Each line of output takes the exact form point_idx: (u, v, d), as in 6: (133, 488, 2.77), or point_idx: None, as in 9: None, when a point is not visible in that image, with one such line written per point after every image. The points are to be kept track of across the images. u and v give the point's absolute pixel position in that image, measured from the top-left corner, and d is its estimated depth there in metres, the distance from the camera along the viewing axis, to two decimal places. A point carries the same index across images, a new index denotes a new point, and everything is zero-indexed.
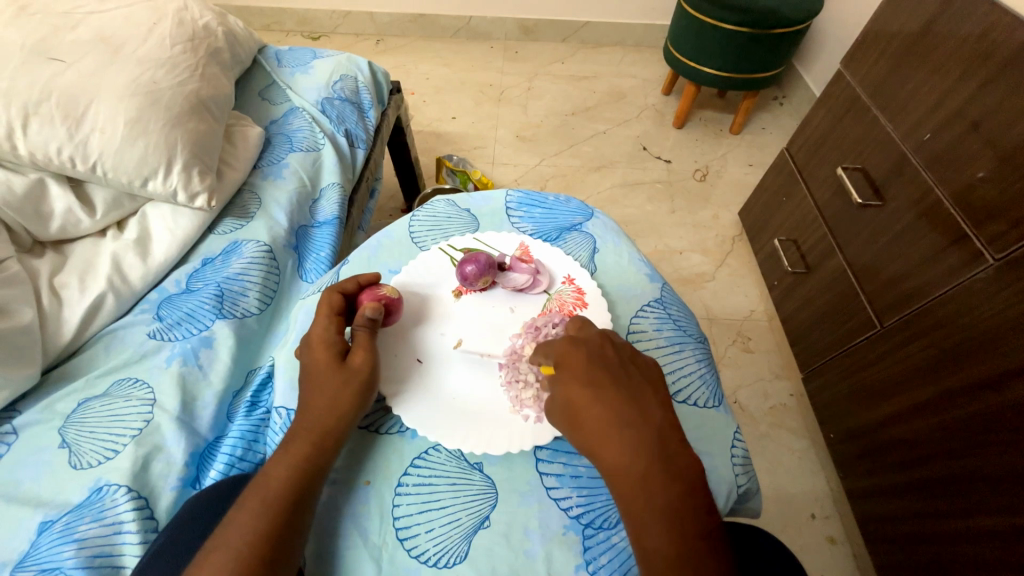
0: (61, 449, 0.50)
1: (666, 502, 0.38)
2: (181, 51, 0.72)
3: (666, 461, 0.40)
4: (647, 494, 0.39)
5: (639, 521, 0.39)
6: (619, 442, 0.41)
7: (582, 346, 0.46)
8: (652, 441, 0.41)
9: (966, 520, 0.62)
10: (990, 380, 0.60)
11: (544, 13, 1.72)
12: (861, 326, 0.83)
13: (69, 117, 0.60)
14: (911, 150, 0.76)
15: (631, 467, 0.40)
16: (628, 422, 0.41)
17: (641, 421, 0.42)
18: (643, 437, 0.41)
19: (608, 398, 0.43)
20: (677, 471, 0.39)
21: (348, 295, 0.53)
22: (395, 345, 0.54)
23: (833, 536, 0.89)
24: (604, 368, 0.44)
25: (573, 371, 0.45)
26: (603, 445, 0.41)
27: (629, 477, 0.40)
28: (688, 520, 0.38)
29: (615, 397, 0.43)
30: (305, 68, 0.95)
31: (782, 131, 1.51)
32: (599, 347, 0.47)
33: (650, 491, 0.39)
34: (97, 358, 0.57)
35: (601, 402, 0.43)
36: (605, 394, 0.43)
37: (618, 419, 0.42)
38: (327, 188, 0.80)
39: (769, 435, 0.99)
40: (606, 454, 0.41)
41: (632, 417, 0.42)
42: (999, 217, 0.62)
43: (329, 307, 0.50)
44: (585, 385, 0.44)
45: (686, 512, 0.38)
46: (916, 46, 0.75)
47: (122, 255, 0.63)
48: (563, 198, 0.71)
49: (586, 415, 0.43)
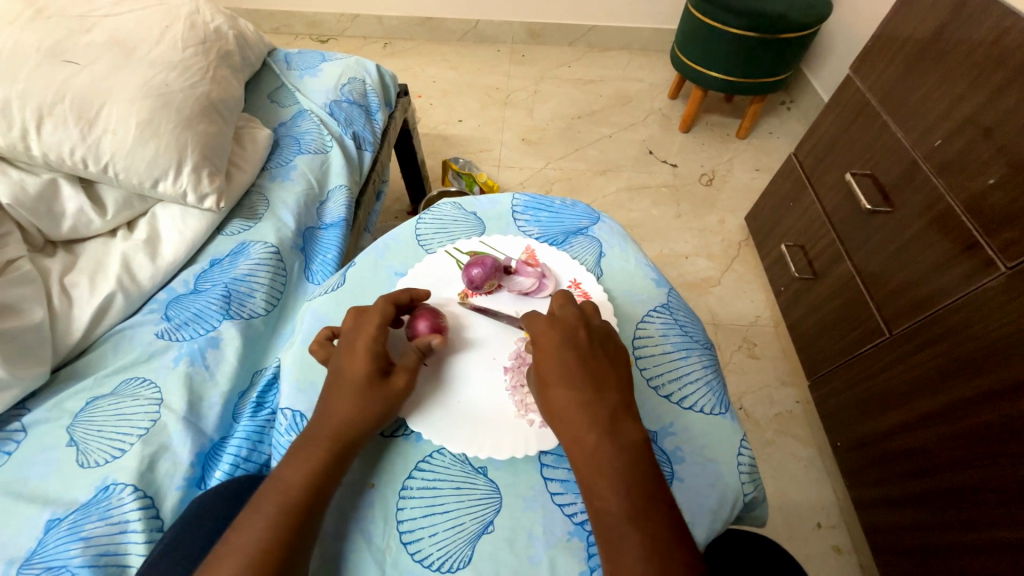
0: (69, 447, 0.51)
1: (617, 471, 0.41)
2: (192, 54, 0.73)
3: (613, 432, 0.42)
4: (599, 462, 0.41)
5: (593, 487, 0.41)
6: (575, 415, 0.43)
7: (557, 326, 0.48)
8: (604, 415, 0.43)
9: (978, 533, 0.61)
10: (1002, 391, 0.59)
11: (551, 17, 1.72)
12: (870, 333, 0.82)
13: (83, 118, 0.61)
14: (921, 156, 0.75)
15: (582, 437, 0.42)
16: (585, 397, 0.44)
17: (596, 397, 0.44)
18: (595, 410, 0.43)
19: (571, 375, 0.45)
20: (625, 443, 0.42)
21: (399, 306, 0.52)
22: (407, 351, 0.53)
23: (839, 545, 0.88)
24: (570, 348, 0.46)
25: (541, 349, 0.47)
26: (558, 418, 0.44)
27: (582, 447, 0.42)
28: (638, 485, 0.40)
29: (576, 374, 0.45)
30: (314, 71, 0.95)
31: (790, 136, 1.50)
32: (571, 327, 0.48)
33: (602, 459, 0.41)
34: (106, 357, 0.58)
35: (563, 379, 0.45)
36: (568, 372, 0.45)
37: (578, 394, 0.44)
38: (334, 190, 0.80)
39: (774, 442, 0.98)
40: (561, 425, 0.44)
41: (589, 393, 0.44)
42: (1011, 224, 0.61)
43: (382, 318, 0.49)
44: (550, 362, 0.46)
45: (635, 479, 0.40)
46: (928, 51, 0.75)
47: (131, 255, 0.63)
48: (570, 202, 0.71)
49: (546, 390, 0.45)
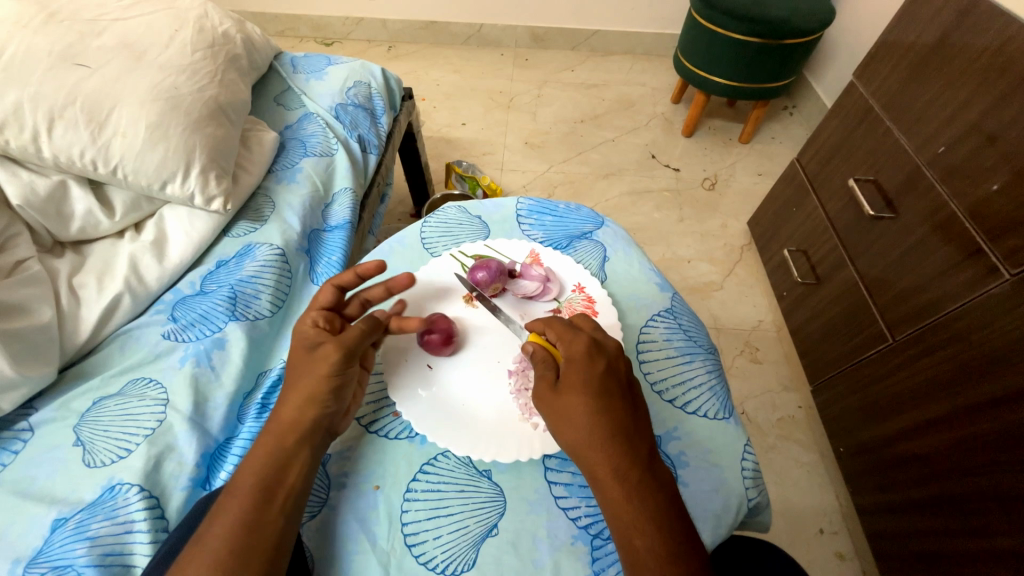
0: (75, 446, 0.51)
1: (654, 507, 0.40)
2: (201, 58, 0.74)
3: (650, 467, 0.42)
4: (637, 498, 0.41)
5: (626, 521, 0.40)
6: (615, 449, 0.42)
7: (600, 354, 0.47)
8: (643, 450, 0.43)
9: (980, 540, 0.61)
10: (1005, 397, 0.59)
11: (555, 22, 1.73)
12: (872, 339, 0.82)
13: (93, 120, 0.62)
14: (925, 162, 0.75)
15: (621, 471, 0.41)
16: (626, 430, 0.43)
17: (635, 429, 0.44)
18: (635, 444, 0.43)
19: (611, 406, 0.44)
20: (661, 479, 0.42)
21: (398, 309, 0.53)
22: (391, 346, 0.55)
23: (842, 551, 0.87)
24: (612, 378, 0.45)
25: (580, 373, 0.45)
26: (596, 448, 0.42)
27: (620, 481, 0.41)
28: (671, 523, 0.40)
29: (619, 405, 0.44)
30: (320, 74, 0.96)
31: (792, 140, 1.51)
32: (612, 356, 0.47)
33: (640, 494, 0.41)
34: (112, 357, 0.58)
35: (605, 409, 0.44)
36: (610, 403, 0.44)
37: (618, 427, 0.43)
38: (339, 193, 0.81)
39: (777, 447, 0.98)
40: (597, 457, 0.42)
41: (629, 427, 0.43)
42: (1015, 231, 0.61)
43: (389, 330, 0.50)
44: (591, 391, 0.44)
45: (670, 516, 0.40)
46: (931, 59, 0.75)
47: (139, 256, 0.64)
48: (574, 206, 0.71)
49: (585, 418, 0.43)
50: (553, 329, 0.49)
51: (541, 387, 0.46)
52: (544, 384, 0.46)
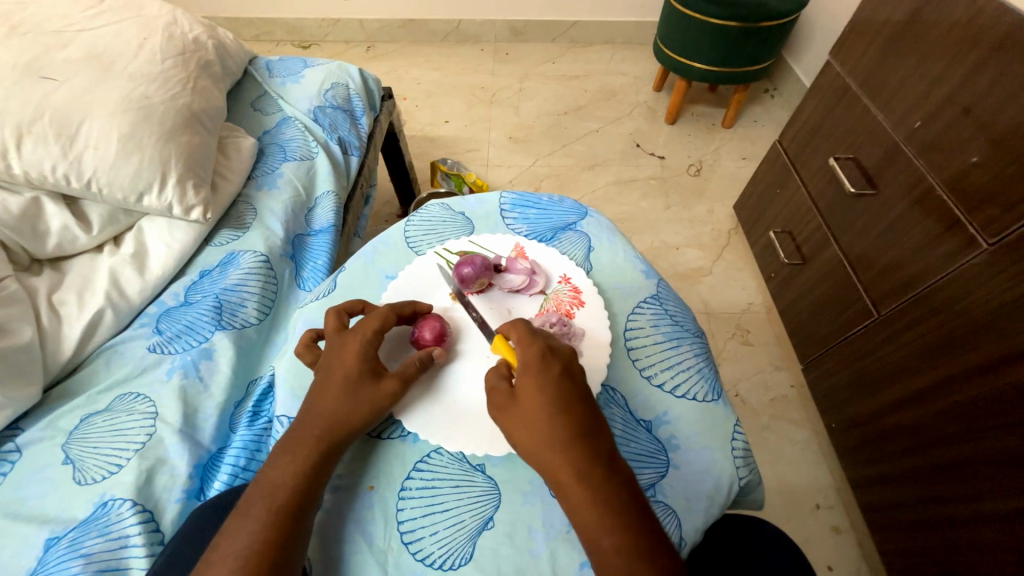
0: (65, 465, 0.51)
1: (618, 505, 0.39)
2: (172, 65, 0.73)
3: (612, 464, 0.40)
4: (599, 499, 0.39)
5: (587, 523, 0.38)
6: (575, 450, 0.40)
7: (555, 357, 0.45)
8: (604, 448, 0.41)
9: (971, 505, 0.62)
10: (989, 364, 0.60)
11: (533, 14, 1.72)
12: (859, 315, 0.84)
13: (63, 134, 0.60)
14: (903, 138, 0.76)
15: (583, 473, 0.39)
16: (585, 429, 0.41)
17: (594, 428, 0.42)
18: (595, 444, 0.41)
19: (570, 406, 0.42)
20: (625, 476, 0.40)
21: (403, 316, 0.53)
22: (392, 344, 0.54)
23: (838, 526, 0.89)
24: (568, 379, 0.44)
25: (535, 379, 0.43)
26: (557, 452, 0.40)
27: (582, 482, 0.39)
28: (637, 521, 0.38)
29: (575, 405, 0.42)
30: (296, 77, 0.95)
31: (774, 123, 1.52)
32: (566, 358, 0.46)
33: (603, 493, 0.39)
34: (98, 373, 0.57)
35: (562, 411, 0.42)
36: (567, 404, 0.42)
37: (577, 427, 0.41)
38: (322, 197, 0.80)
39: (770, 427, 0.99)
40: (557, 460, 0.40)
41: (588, 426, 0.42)
42: (992, 202, 0.62)
43: (383, 324, 0.50)
44: (547, 392, 0.43)
45: (635, 511, 0.39)
46: (904, 34, 0.76)
47: (120, 270, 0.63)
48: (557, 198, 0.71)
49: (542, 420, 0.42)
50: (516, 332, 0.47)
51: (497, 397, 0.45)
52: (500, 393, 0.45)
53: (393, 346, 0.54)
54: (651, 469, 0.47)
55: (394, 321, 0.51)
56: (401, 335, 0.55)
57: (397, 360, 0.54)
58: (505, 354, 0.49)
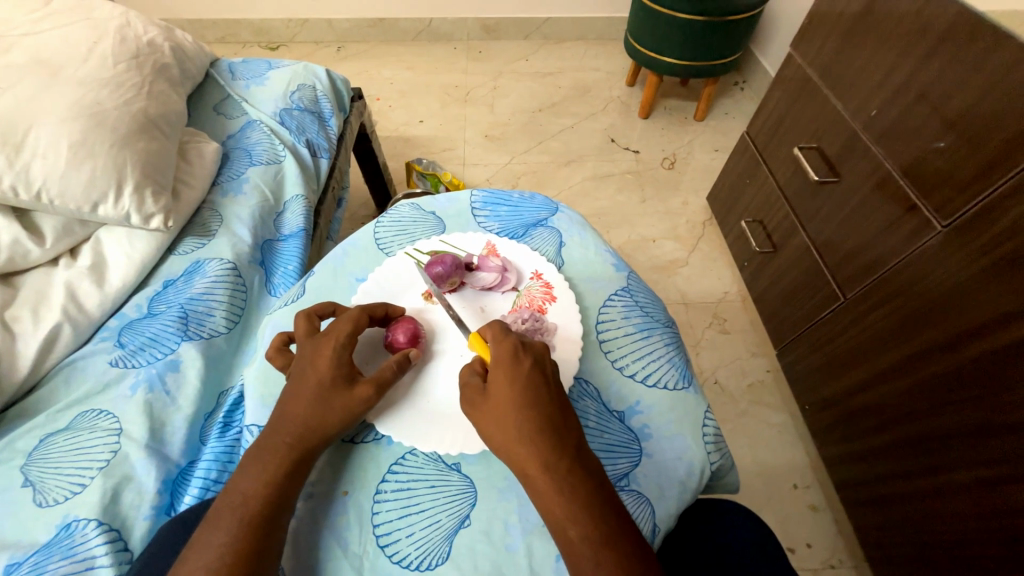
0: (24, 487, 0.49)
1: (585, 495, 0.39)
2: (125, 69, 0.70)
3: (581, 456, 0.41)
4: (568, 488, 0.39)
5: (556, 513, 0.39)
6: (542, 443, 0.41)
7: (526, 352, 0.45)
8: (571, 440, 0.41)
9: (935, 477, 0.65)
10: (946, 342, 0.63)
11: (505, 12, 1.72)
12: (827, 299, 0.86)
13: (8, 143, 0.58)
14: (861, 126, 0.79)
15: (551, 464, 0.40)
16: (553, 421, 0.42)
17: (563, 420, 0.42)
18: (564, 436, 0.41)
19: (538, 399, 0.43)
20: (590, 467, 0.41)
21: (375, 318, 0.52)
22: (367, 348, 0.54)
23: (815, 504, 0.92)
24: (540, 373, 0.44)
25: (506, 375, 0.44)
26: (526, 445, 0.41)
27: (549, 475, 0.39)
28: (605, 508, 0.39)
29: (545, 398, 0.43)
30: (261, 79, 0.93)
31: (744, 114, 1.55)
32: (539, 353, 0.46)
33: (570, 484, 0.39)
34: (58, 391, 0.55)
35: (532, 404, 0.42)
36: (537, 398, 0.43)
37: (547, 419, 0.42)
38: (291, 201, 0.79)
39: (749, 412, 1.02)
40: (527, 453, 0.40)
41: (557, 418, 0.42)
42: (944, 186, 0.65)
43: (355, 327, 0.49)
44: (518, 386, 0.43)
45: (601, 501, 0.39)
46: (859, 25, 0.78)
47: (77, 283, 0.61)
48: (528, 195, 0.71)
49: (512, 413, 0.42)
50: (489, 330, 0.48)
51: (470, 393, 0.45)
52: (473, 389, 0.45)
53: (369, 351, 0.54)
54: (624, 459, 0.48)
55: (366, 323, 0.51)
56: (375, 339, 0.55)
57: (373, 365, 0.53)
58: (480, 350, 0.49)
